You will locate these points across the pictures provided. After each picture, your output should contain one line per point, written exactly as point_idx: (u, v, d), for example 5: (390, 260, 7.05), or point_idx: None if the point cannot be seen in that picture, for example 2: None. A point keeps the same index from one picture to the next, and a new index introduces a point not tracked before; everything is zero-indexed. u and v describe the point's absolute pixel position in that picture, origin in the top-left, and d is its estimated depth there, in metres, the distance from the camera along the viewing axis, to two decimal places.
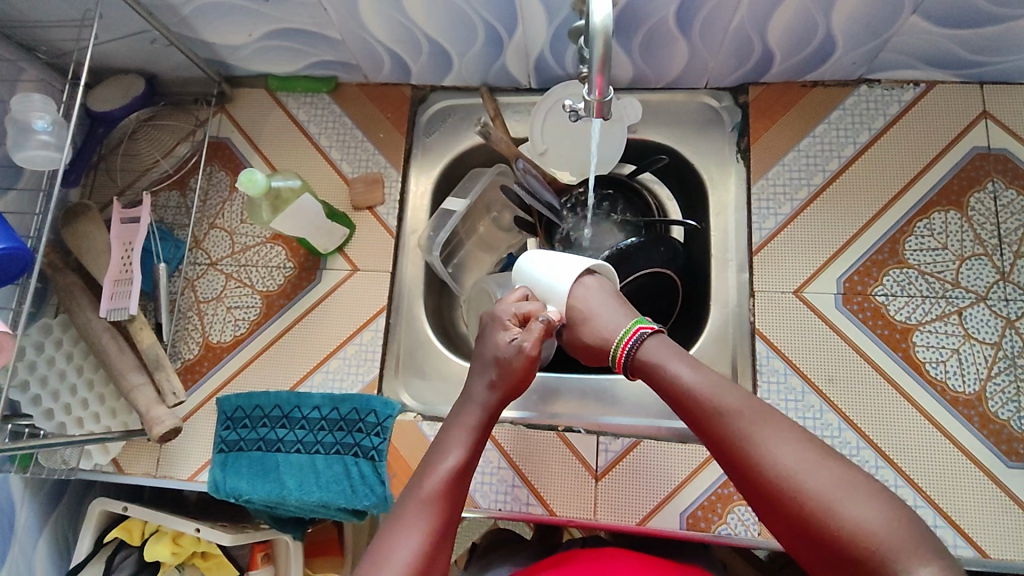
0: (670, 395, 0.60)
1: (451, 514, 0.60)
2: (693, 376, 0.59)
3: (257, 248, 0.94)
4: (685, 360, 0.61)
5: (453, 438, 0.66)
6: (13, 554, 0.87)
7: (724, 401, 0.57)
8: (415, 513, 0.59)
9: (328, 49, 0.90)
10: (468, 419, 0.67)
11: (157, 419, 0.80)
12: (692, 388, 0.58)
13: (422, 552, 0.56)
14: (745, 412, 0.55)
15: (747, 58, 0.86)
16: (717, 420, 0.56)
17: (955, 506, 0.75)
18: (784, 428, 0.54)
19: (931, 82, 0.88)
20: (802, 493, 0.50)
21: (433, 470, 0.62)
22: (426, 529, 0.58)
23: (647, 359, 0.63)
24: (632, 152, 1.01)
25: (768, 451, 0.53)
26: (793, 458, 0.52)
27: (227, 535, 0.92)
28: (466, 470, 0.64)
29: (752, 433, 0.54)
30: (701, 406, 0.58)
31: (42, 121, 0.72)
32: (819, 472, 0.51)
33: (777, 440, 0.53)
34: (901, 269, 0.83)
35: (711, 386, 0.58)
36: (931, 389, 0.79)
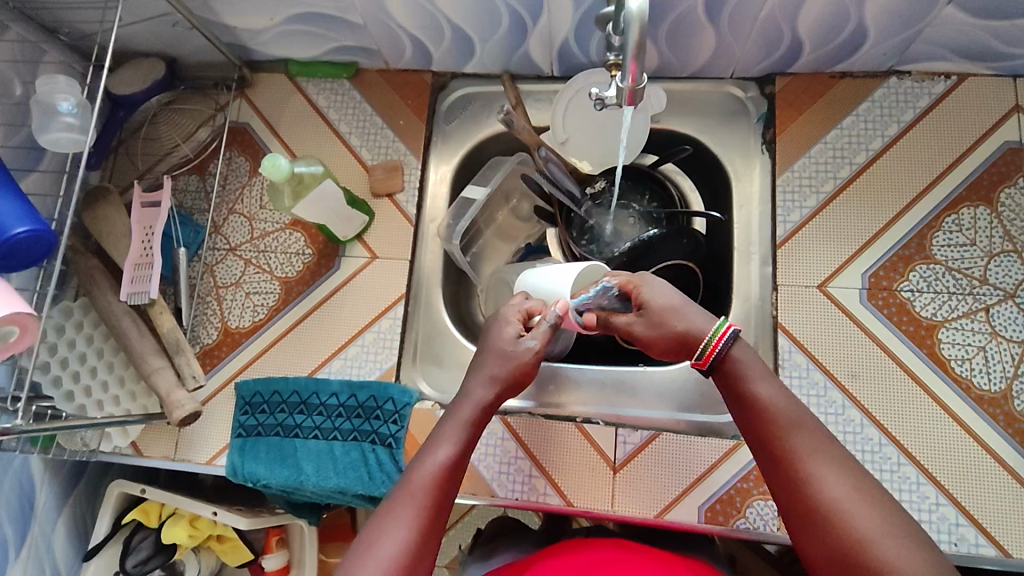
0: (741, 399, 0.61)
1: (439, 510, 0.59)
2: (771, 388, 0.59)
3: (276, 234, 0.94)
4: (762, 370, 0.61)
5: (446, 431, 0.64)
6: (33, 534, 0.88)
7: (795, 419, 0.57)
8: (401, 510, 0.57)
9: (350, 34, 0.90)
10: (462, 415, 0.66)
11: (178, 402, 0.81)
12: (767, 400, 0.59)
13: (406, 550, 0.55)
14: (809, 438, 0.56)
15: (775, 47, 0.85)
16: (781, 440, 0.57)
17: (977, 504, 0.74)
18: (839, 462, 0.55)
19: (962, 74, 0.87)
20: (849, 530, 0.51)
21: (423, 464, 0.61)
22: (412, 525, 0.57)
23: (733, 361, 0.62)
24: (655, 142, 1.00)
25: (819, 482, 0.54)
26: (844, 495, 0.52)
27: (244, 519, 0.93)
28: (458, 464, 0.62)
29: (809, 463, 0.55)
30: (772, 419, 0.58)
31: (67, 103, 0.72)
32: (869, 511, 0.52)
33: (832, 472, 0.54)
34: (928, 264, 0.82)
35: (788, 403, 0.58)
36: (957, 387, 0.78)
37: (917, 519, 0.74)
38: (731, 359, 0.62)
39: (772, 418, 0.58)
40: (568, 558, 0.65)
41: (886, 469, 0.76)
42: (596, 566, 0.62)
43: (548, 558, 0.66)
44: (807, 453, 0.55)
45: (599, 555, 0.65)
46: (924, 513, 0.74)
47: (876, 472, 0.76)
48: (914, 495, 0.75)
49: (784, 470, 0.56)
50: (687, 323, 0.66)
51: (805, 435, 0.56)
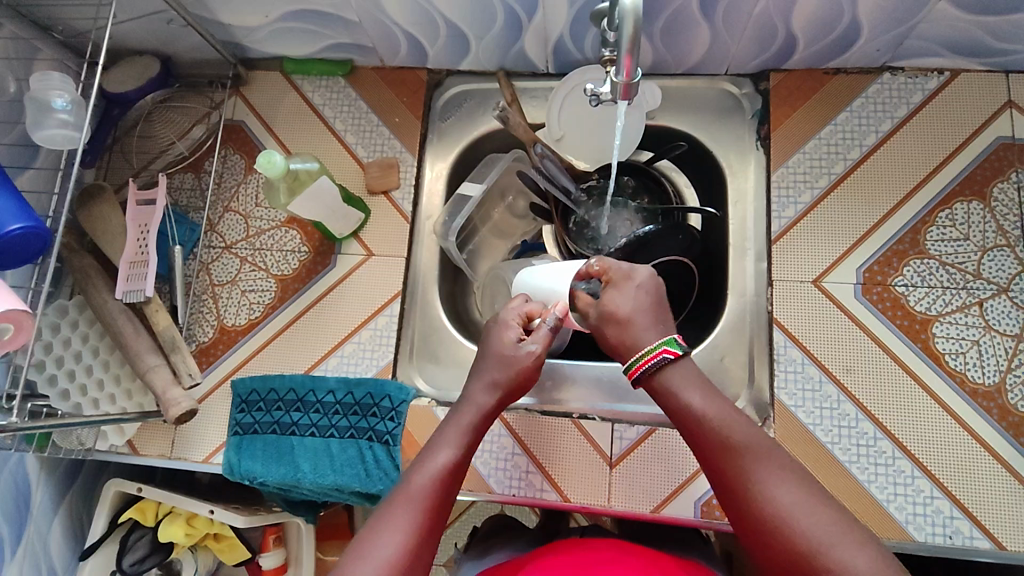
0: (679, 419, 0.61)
1: (438, 513, 0.60)
2: (702, 403, 0.60)
3: (271, 232, 0.94)
4: (700, 384, 0.62)
5: (445, 438, 0.65)
6: (29, 533, 0.88)
7: (732, 435, 0.58)
8: (399, 509, 0.58)
9: (345, 31, 0.90)
10: (463, 421, 0.67)
11: (173, 400, 0.80)
12: (701, 416, 0.59)
13: (403, 550, 0.55)
14: (746, 453, 0.57)
15: (769, 43, 0.85)
16: (724, 459, 0.57)
17: (972, 498, 0.74)
18: (781, 473, 0.55)
19: (955, 70, 0.87)
20: (796, 538, 0.51)
21: (422, 467, 0.62)
22: (410, 524, 0.57)
23: (664, 379, 0.62)
24: (650, 138, 1.00)
25: (764, 493, 0.54)
26: (788, 504, 0.53)
27: (241, 517, 0.93)
28: (456, 470, 0.63)
29: (753, 477, 0.55)
30: (710, 438, 0.59)
31: (61, 100, 0.72)
32: (816, 517, 0.52)
33: (776, 483, 0.55)
34: (922, 259, 0.82)
35: (719, 416, 0.59)
36: (951, 381, 0.78)
37: (912, 512, 0.75)
38: (661, 377, 0.62)
39: (711, 438, 0.58)
40: (564, 556, 0.65)
41: (881, 463, 0.77)
42: (592, 564, 0.62)
43: (543, 557, 0.66)
44: (749, 468, 0.56)
45: (595, 553, 0.65)
46: (919, 506, 0.75)
47: (871, 466, 0.77)
48: (909, 488, 0.76)
49: (729, 486, 0.56)
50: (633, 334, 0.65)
51: (748, 448, 0.57)
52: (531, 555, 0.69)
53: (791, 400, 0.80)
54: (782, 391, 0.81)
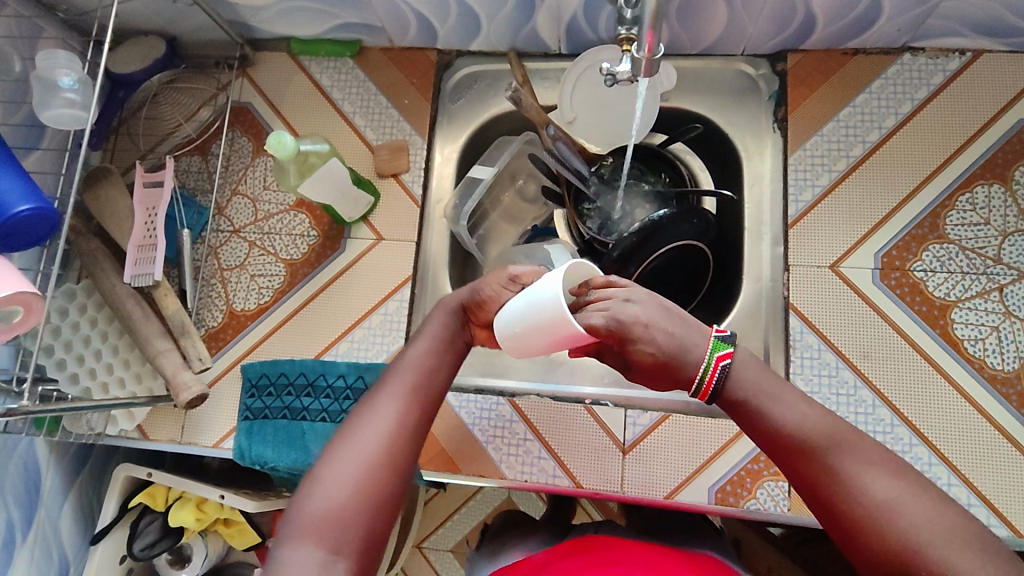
0: (754, 429, 0.53)
1: (427, 397, 0.57)
2: (790, 411, 0.51)
3: (280, 216, 0.92)
4: (780, 388, 0.53)
5: (424, 332, 0.63)
6: (39, 518, 0.88)
7: (820, 436, 0.49)
8: (387, 396, 0.56)
9: (353, 10, 0.88)
10: (441, 318, 0.65)
11: (184, 384, 0.80)
12: (786, 425, 0.51)
13: (391, 431, 0.53)
14: (839, 452, 0.48)
15: (788, 23, 0.83)
16: (811, 462, 0.49)
17: (991, 485, 0.74)
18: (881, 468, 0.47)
19: (977, 51, 0.85)
20: (897, 537, 0.44)
21: (407, 362, 0.59)
22: (400, 410, 0.55)
23: (736, 386, 0.53)
24: (664, 122, 0.98)
25: (865, 494, 0.46)
26: (893, 502, 0.45)
27: (251, 502, 0.93)
28: (440, 362, 0.61)
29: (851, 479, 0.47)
30: (789, 443, 0.50)
31: (68, 79, 0.70)
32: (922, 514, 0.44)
33: (873, 479, 0.46)
34: (941, 244, 0.81)
35: (807, 420, 0.50)
36: (970, 367, 0.77)
37: None
38: (733, 386, 0.54)
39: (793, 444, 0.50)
40: (580, 559, 0.63)
41: (898, 450, 0.76)
42: (605, 564, 0.62)
43: (558, 562, 0.65)
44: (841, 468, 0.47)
45: (608, 554, 0.64)
46: None
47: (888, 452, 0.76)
48: (926, 476, 0.75)
49: (818, 496, 0.48)
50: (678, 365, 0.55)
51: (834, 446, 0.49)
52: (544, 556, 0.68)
53: (807, 386, 0.79)
54: (799, 376, 0.80)
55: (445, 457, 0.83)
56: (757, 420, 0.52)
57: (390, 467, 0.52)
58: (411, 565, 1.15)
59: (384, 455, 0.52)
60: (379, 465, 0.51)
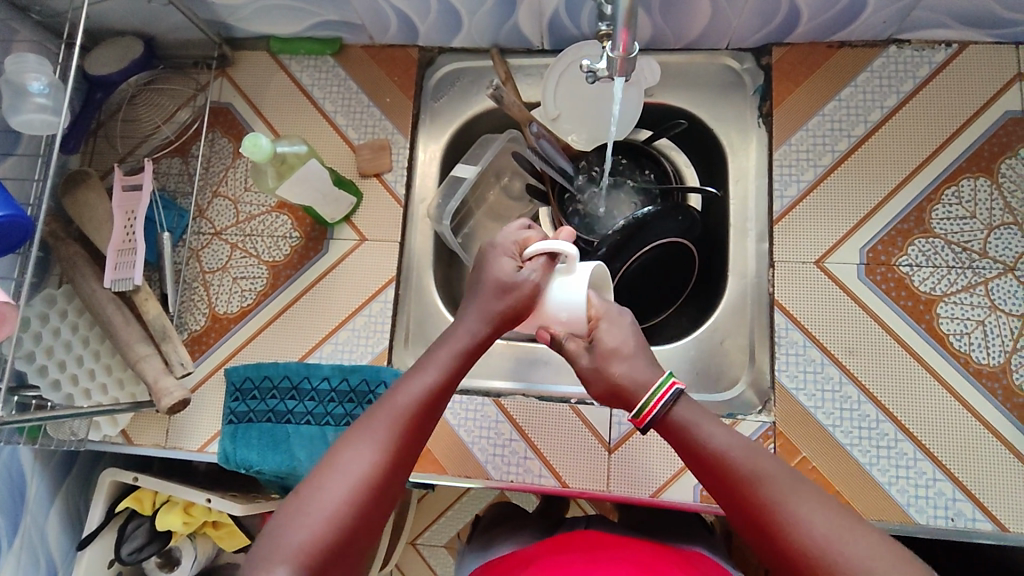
0: (697, 461, 0.60)
1: (415, 433, 0.59)
2: (726, 440, 0.59)
3: (262, 217, 0.92)
4: (715, 422, 0.61)
5: (434, 359, 0.64)
6: (25, 524, 0.88)
7: (756, 470, 0.56)
8: (377, 431, 0.57)
9: (332, 7, 0.87)
10: (456, 343, 0.65)
11: (165, 390, 0.79)
12: (725, 454, 0.58)
13: (374, 467, 0.55)
14: (774, 481, 0.55)
15: (772, 16, 0.82)
16: (751, 491, 0.55)
17: (976, 480, 0.74)
18: (816, 500, 0.53)
19: (963, 43, 0.84)
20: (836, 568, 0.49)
21: (403, 392, 0.60)
22: (385, 444, 0.57)
23: (675, 417, 0.62)
24: (649, 117, 0.97)
25: (800, 524, 0.52)
26: (826, 531, 0.51)
27: (238, 505, 0.92)
28: (439, 395, 0.62)
29: (785, 506, 0.53)
30: (728, 472, 0.57)
31: (38, 83, 0.69)
32: (858, 540, 0.50)
33: (810, 509, 0.52)
34: (927, 238, 0.80)
35: (743, 450, 0.58)
36: (955, 362, 0.77)
37: (913, 494, 0.74)
38: (673, 417, 0.62)
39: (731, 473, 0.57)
40: (565, 557, 0.63)
41: (883, 446, 0.76)
42: (597, 561, 0.61)
43: (543, 558, 0.64)
44: (780, 499, 0.54)
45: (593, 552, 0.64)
46: (920, 489, 0.74)
47: (873, 448, 0.76)
48: (911, 471, 0.75)
49: (760, 523, 0.54)
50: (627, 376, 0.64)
51: (770, 478, 0.55)
52: (531, 552, 0.67)
53: (792, 382, 0.79)
54: (783, 373, 0.80)
55: (431, 458, 0.83)
56: (701, 450, 0.59)
57: (369, 504, 0.54)
58: (403, 563, 1.15)
59: (365, 491, 0.54)
60: (359, 502, 0.54)
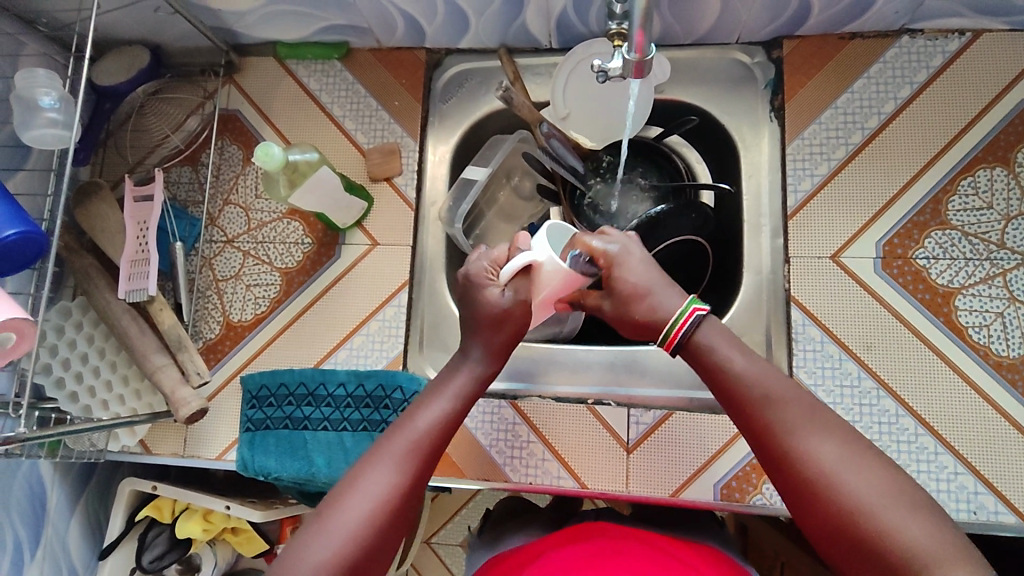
0: (716, 383, 0.58)
1: (433, 458, 0.58)
2: (744, 365, 0.57)
3: (273, 224, 0.91)
4: (737, 346, 0.59)
5: (448, 386, 0.63)
6: (47, 535, 0.88)
7: (770, 395, 0.54)
8: (399, 456, 0.56)
9: (339, 11, 0.86)
10: (465, 371, 0.64)
11: (183, 400, 0.79)
12: (745, 379, 0.56)
13: (394, 492, 0.54)
14: (790, 411, 0.53)
15: (782, 9, 0.81)
16: (761, 412, 0.54)
17: (997, 473, 0.73)
18: (828, 431, 0.51)
19: (976, 31, 0.83)
20: (838, 497, 0.48)
21: (425, 418, 0.59)
22: (405, 468, 0.56)
23: (697, 341, 0.59)
24: (660, 114, 0.96)
25: (808, 451, 0.51)
26: (834, 462, 0.49)
27: (257, 512, 0.92)
28: (454, 420, 0.61)
29: (795, 433, 0.52)
30: (747, 397, 0.55)
31: (49, 98, 0.69)
32: (868, 478, 0.48)
33: (820, 438, 0.51)
34: (944, 230, 0.80)
35: (764, 378, 0.55)
36: (974, 355, 0.76)
37: (934, 488, 0.74)
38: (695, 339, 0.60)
39: (745, 395, 0.55)
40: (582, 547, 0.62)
41: (903, 440, 0.76)
42: (608, 557, 0.60)
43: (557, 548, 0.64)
44: (790, 425, 0.52)
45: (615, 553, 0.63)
46: (942, 482, 0.74)
47: (894, 443, 0.76)
48: (932, 465, 0.74)
49: (769, 450, 0.53)
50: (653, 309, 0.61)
51: (786, 404, 0.53)
52: (540, 547, 0.67)
53: (810, 378, 0.79)
54: (801, 370, 0.79)
55: (448, 462, 0.83)
56: (717, 372, 0.58)
57: (391, 531, 0.53)
58: (418, 562, 1.16)
59: (386, 515, 0.53)
60: (382, 529, 0.52)
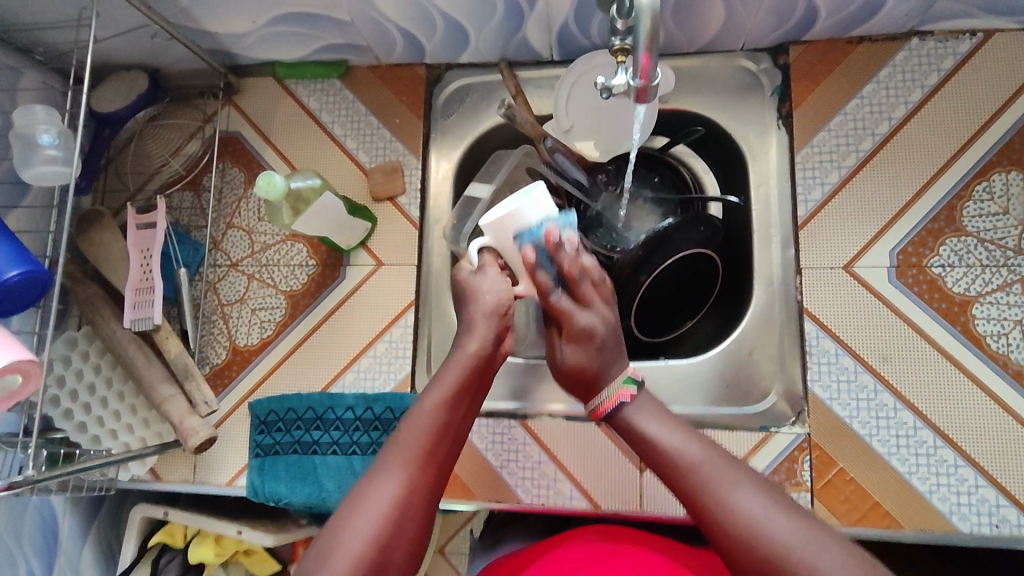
0: (645, 455, 0.59)
1: (437, 454, 0.58)
2: (669, 433, 0.58)
3: (277, 246, 0.91)
4: (661, 416, 0.61)
5: (444, 377, 0.62)
6: (61, 564, 0.88)
7: (692, 457, 0.56)
8: (394, 468, 0.56)
9: (338, 31, 0.85)
10: (462, 359, 0.63)
11: (192, 429, 0.79)
12: (670, 452, 0.57)
13: (401, 501, 0.54)
14: (713, 469, 0.55)
15: (789, 15, 0.79)
16: (685, 475, 0.55)
17: (1021, 486, 0.72)
18: (748, 483, 0.54)
19: (989, 31, 0.81)
20: (764, 546, 0.49)
21: (415, 423, 0.59)
22: (407, 475, 0.55)
23: (626, 415, 0.61)
24: (666, 123, 0.95)
25: (731, 504, 0.52)
26: (757, 510, 0.51)
27: (269, 536, 0.92)
28: (452, 413, 0.61)
29: (719, 489, 0.53)
30: (672, 465, 0.57)
31: (48, 135, 0.69)
32: (788, 523, 0.50)
33: (740, 490, 0.53)
34: (959, 237, 0.78)
35: (686, 443, 0.57)
36: (994, 365, 0.75)
37: (954, 502, 0.73)
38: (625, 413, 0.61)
39: (670, 461, 0.57)
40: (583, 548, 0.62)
41: (922, 453, 0.74)
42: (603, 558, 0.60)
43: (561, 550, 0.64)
44: (714, 482, 0.54)
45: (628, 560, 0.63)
46: (963, 496, 0.72)
47: (912, 456, 0.74)
48: (952, 478, 0.73)
49: (696, 510, 0.54)
50: (601, 367, 0.63)
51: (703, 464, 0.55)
52: (538, 550, 0.66)
53: (825, 393, 0.78)
54: (816, 383, 0.78)
55: (460, 484, 0.82)
56: (643, 445, 0.59)
57: (398, 536, 0.53)
58: None
59: (396, 525, 0.53)
60: (390, 540, 0.52)
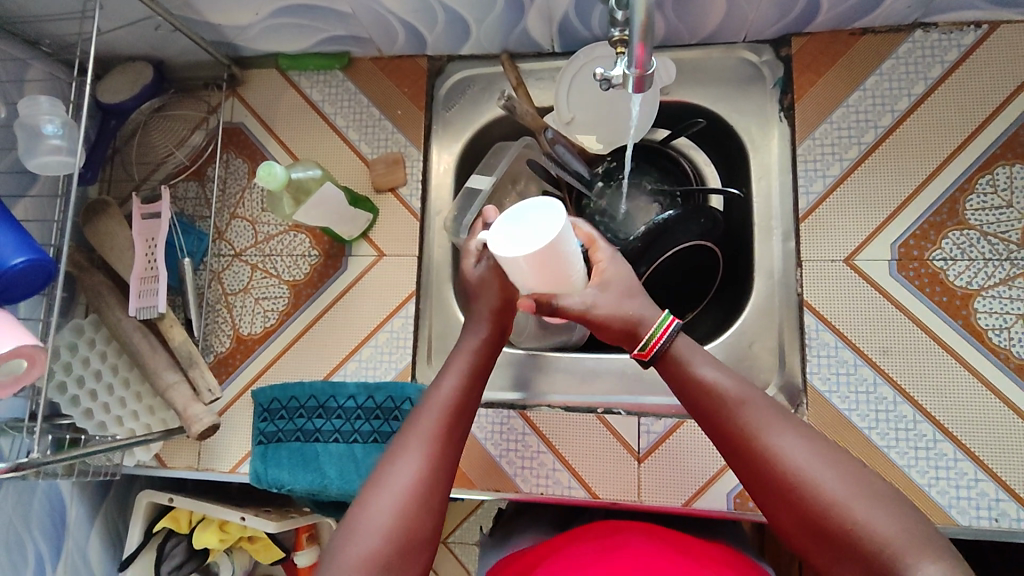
0: (688, 393, 0.58)
1: (454, 433, 0.58)
2: (718, 374, 0.56)
3: (280, 237, 0.92)
4: (708, 357, 0.58)
5: (454, 361, 0.63)
6: (68, 548, 0.90)
7: (741, 399, 0.54)
8: (411, 445, 0.56)
9: (339, 23, 0.85)
10: (469, 344, 0.64)
11: (195, 416, 0.80)
12: (718, 391, 0.55)
13: (421, 480, 0.54)
14: (765, 415, 0.53)
15: (791, 7, 0.79)
16: (732, 415, 0.54)
17: (1020, 480, 0.72)
18: (799, 432, 0.52)
19: (994, 23, 0.80)
20: (812, 497, 0.49)
21: (426, 407, 0.59)
22: (426, 456, 0.56)
23: (675, 352, 0.58)
24: (667, 116, 0.95)
25: (781, 451, 0.51)
26: (806, 461, 0.50)
27: (272, 522, 0.93)
28: (465, 393, 0.61)
29: (769, 435, 0.52)
30: (718, 404, 0.55)
31: (52, 125, 0.70)
32: (837, 476, 0.49)
33: (792, 440, 0.51)
34: (961, 231, 0.77)
35: (737, 384, 0.55)
36: (994, 359, 0.74)
37: (953, 496, 0.73)
38: (674, 352, 0.58)
39: (719, 400, 0.55)
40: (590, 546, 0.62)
41: (921, 446, 0.74)
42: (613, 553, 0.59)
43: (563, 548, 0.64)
44: (763, 429, 0.52)
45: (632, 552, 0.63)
46: (962, 490, 0.72)
47: (911, 449, 0.74)
48: (951, 472, 0.73)
49: (742, 451, 0.53)
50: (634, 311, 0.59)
51: (754, 408, 0.54)
52: (547, 551, 0.66)
53: (824, 385, 0.78)
54: (815, 376, 0.78)
55: (459, 473, 0.83)
56: (688, 381, 0.57)
57: (422, 515, 0.53)
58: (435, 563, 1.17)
59: (417, 505, 0.53)
60: (414, 519, 0.52)
